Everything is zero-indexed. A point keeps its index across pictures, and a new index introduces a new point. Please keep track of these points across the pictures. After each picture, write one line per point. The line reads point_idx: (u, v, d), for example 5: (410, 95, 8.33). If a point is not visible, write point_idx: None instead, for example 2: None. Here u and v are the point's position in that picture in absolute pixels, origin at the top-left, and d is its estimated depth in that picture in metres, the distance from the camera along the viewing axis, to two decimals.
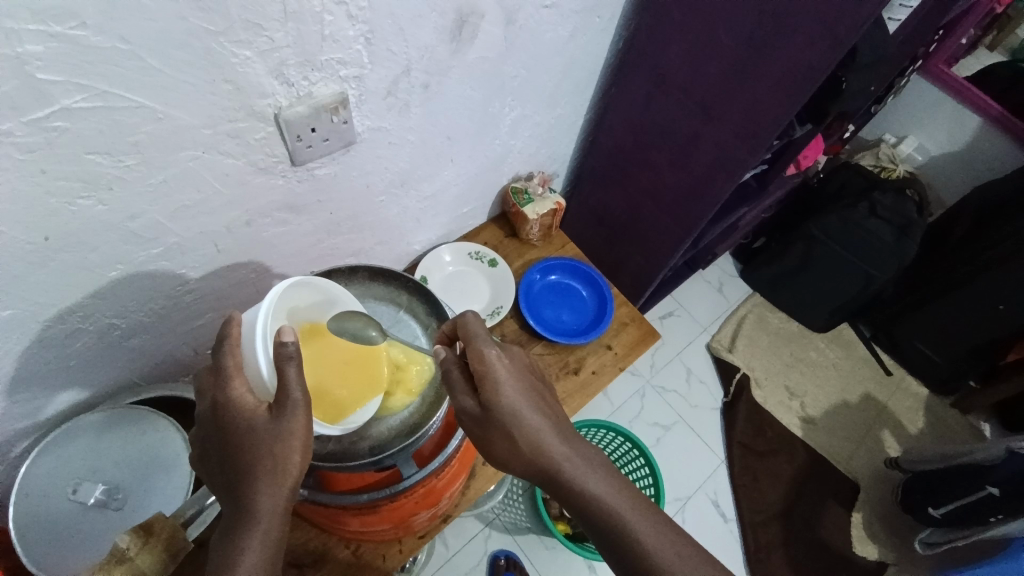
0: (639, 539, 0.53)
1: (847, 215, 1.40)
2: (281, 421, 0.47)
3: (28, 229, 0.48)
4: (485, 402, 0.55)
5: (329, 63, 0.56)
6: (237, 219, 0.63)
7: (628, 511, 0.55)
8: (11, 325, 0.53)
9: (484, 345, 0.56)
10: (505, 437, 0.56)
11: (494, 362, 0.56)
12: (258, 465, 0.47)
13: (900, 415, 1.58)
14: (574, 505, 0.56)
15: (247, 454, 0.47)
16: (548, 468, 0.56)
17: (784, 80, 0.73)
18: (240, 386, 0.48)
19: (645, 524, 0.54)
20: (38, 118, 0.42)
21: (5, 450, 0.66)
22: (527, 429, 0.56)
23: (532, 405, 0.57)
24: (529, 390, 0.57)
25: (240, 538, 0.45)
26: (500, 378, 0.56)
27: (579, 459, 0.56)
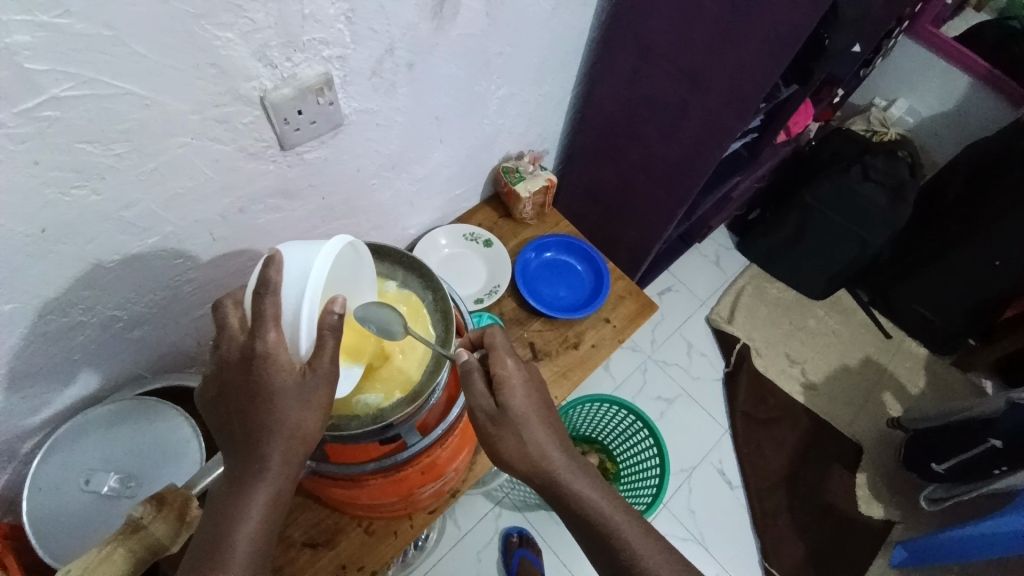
0: (633, 550, 0.55)
1: (842, 180, 1.40)
2: (305, 384, 0.48)
3: (24, 222, 0.48)
4: (501, 404, 0.57)
5: (312, 44, 0.56)
6: (230, 206, 0.64)
7: (623, 524, 0.57)
8: (14, 319, 0.54)
9: (503, 354, 0.59)
10: (515, 440, 0.58)
11: (512, 370, 0.58)
12: (271, 424, 0.49)
13: (900, 376, 1.60)
14: (571, 515, 0.58)
15: (263, 412, 0.48)
16: (552, 476, 0.58)
17: (770, 42, 0.73)
18: (274, 336, 0.47)
19: (639, 536, 0.56)
20: (28, 108, 0.42)
21: (15, 447, 0.67)
22: (532, 436, 0.58)
23: (539, 418, 0.59)
24: (540, 401, 0.60)
25: (254, 491, 0.49)
26: (516, 385, 0.58)
27: (579, 472, 0.59)
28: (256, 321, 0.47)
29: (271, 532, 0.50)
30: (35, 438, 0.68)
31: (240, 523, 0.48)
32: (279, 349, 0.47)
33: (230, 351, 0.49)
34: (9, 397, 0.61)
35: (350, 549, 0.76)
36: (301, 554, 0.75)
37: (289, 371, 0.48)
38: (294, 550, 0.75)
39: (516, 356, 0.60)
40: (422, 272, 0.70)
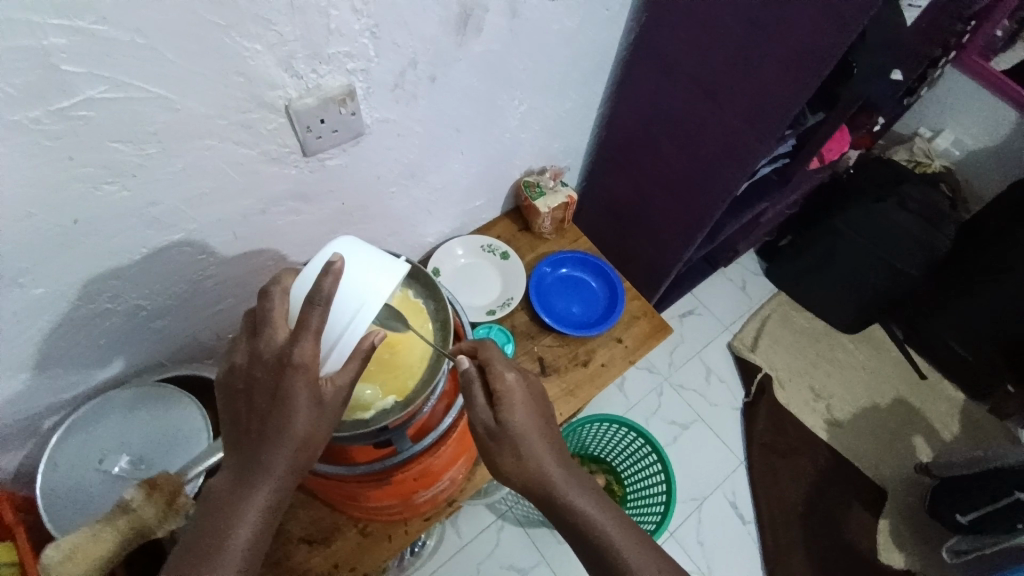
0: (629, 564, 0.55)
1: (873, 209, 1.36)
2: (321, 398, 0.49)
3: (58, 213, 0.52)
4: (500, 420, 0.58)
5: (337, 57, 0.58)
6: (252, 207, 0.67)
7: (623, 544, 0.56)
8: (44, 302, 0.58)
9: (505, 371, 0.58)
10: (512, 457, 0.58)
11: (513, 386, 0.58)
12: (279, 426, 0.49)
13: (933, 419, 1.52)
14: (573, 532, 0.58)
15: (275, 413, 0.48)
16: (556, 493, 0.58)
17: (793, 65, 0.73)
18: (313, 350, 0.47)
19: (638, 556, 0.55)
20: (64, 108, 0.45)
21: (39, 423, 0.71)
22: (529, 445, 0.58)
23: (536, 431, 0.59)
24: (538, 416, 0.60)
25: (254, 493, 0.49)
26: (516, 401, 0.58)
27: (576, 485, 0.59)
28: (297, 333, 0.47)
29: (265, 538, 0.50)
30: (57, 416, 0.72)
31: (236, 522, 0.48)
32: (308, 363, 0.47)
33: (268, 352, 0.49)
34: (36, 375, 0.65)
35: (345, 549, 0.77)
36: (298, 549, 0.77)
37: (309, 384, 0.48)
38: (291, 545, 0.77)
39: (517, 371, 0.60)
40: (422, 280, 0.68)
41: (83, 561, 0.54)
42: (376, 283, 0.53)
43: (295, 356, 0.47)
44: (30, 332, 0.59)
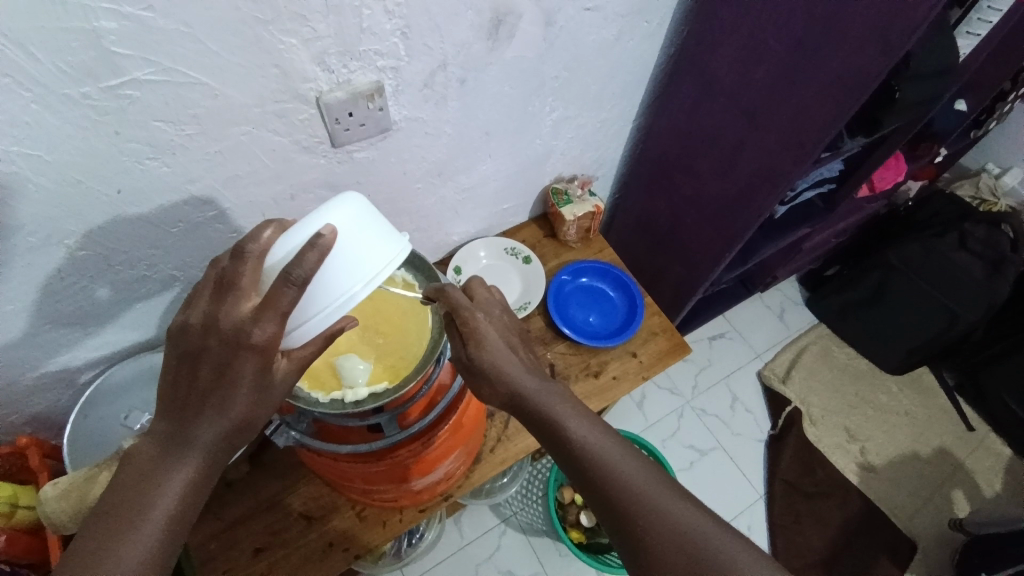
0: (621, 472, 0.54)
1: (933, 245, 1.32)
2: (267, 376, 0.50)
3: (105, 182, 0.57)
4: (470, 356, 0.59)
5: (368, 54, 0.61)
6: (282, 192, 0.71)
7: (618, 459, 0.55)
8: (88, 263, 0.63)
9: (473, 311, 0.59)
10: (492, 388, 0.59)
11: (480, 321, 0.59)
12: (218, 406, 0.49)
13: (975, 474, 1.41)
14: (568, 459, 0.56)
15: (217, 392, 0.49)
16: (546, 417, 0.58)
17: (837, 89, 0.71)
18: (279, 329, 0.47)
19: (633, 468, 0.54)
20: (112, 86, 0.50)
21: (76, 375, 0.77)
22: (511, 378, 0.59)
23: (516, 361, 0.60)
24: (508, 344, 0.61)
25: (183, 467, 0.49)
26: (486, 337, 0.59)
27: (573, 410, 0.58)
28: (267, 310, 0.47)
29: (189, 511, 0.50)
30: (92, 371, 0.78)
31: (158, 494, 0.48)
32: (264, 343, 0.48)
33: (224, 324, 0.47)
34: (78, 330, 0.71)
35: (340, 529, 0.80)
36: (296, 523, 0.80)
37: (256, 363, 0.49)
38: (291, 518, 0.80)
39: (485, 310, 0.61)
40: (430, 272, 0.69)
41: (75, 496, 0.61)
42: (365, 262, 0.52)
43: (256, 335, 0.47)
44: (73, 289, 0.65)
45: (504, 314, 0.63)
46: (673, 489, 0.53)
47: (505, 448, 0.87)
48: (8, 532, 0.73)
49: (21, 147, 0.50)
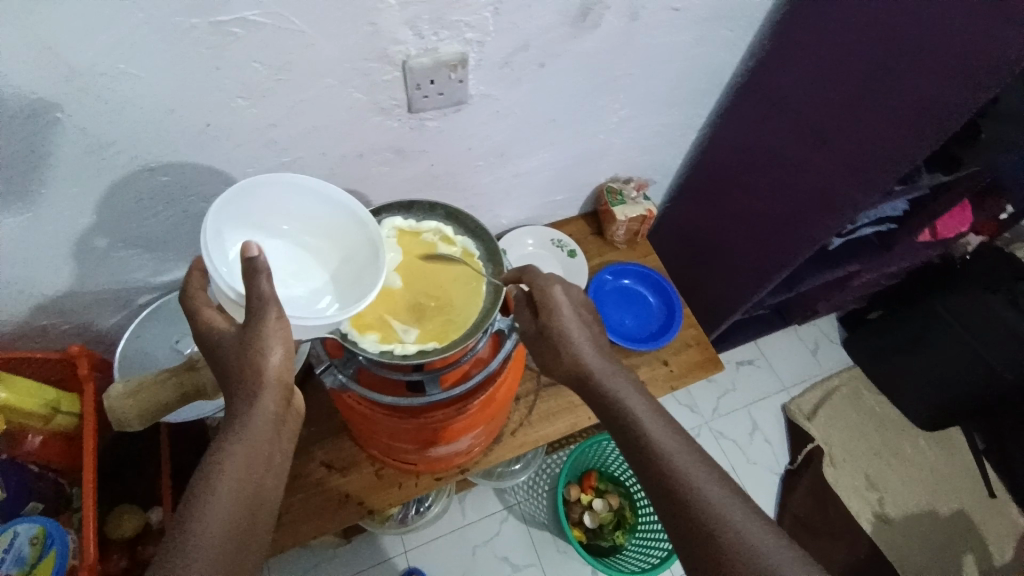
0: (665, 448, 0.55)
1: (982, 299, 1.26)
2: (268, 330, 0.51)
3: (195, 114, 0.60)
4: (543, 324, 0.65)
5: (458, 24, 0.63)
6: (352, 150, 0.73)
7: (676, 450, 0.55)
8: (166, 189, 0.67)
9: (549, 282, 0.65)
10: (557, 356, 0.64)
11: (557, 295, 0.65)
12: (246, 374, 0.51)
13: (989, 540, 1.36)
14: (627, 442, 0.58)
15: (241, 361, 0.51)
16: (612, 400, 0.60)
17: (918, 117, 0.69)
18: (270, 289, 0.50)
19: (691, 460, 0.54)
20: (221, 21, 0.53)
21: (133, 297, 0.81)
22: (574, 348, 0.64)
23: (583, 333, 0.64)
24: (579, 318, 0.65)
25: (231, 445, 0.50)
26: (558, 307, 0.65)
27: (631, 387, 0.61)
28: (248, 275, 0.50)
29: (246, 492, 0.49)
30: (148, 295, 0.81)
31: (212, 482, 0.48)
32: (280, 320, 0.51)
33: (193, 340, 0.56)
34: (144, 254, 0.74)
35: (358, 483, 0.82)
36: (316, 470, 0.82)
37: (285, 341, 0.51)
38: (312, 464, 0.83)
39: (561, 282, 0.66)
40: (487, 243, 0.71)
41: (142, 398, 0.67)
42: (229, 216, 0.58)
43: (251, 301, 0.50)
44: (148, 212, 0.68)
45: (581, 291, 0.67)
46: (712, 472, 0.53)
47: (524, 433, 0.88)
48: (42, 433, 0.75)
49: (126, 66, 0.53)
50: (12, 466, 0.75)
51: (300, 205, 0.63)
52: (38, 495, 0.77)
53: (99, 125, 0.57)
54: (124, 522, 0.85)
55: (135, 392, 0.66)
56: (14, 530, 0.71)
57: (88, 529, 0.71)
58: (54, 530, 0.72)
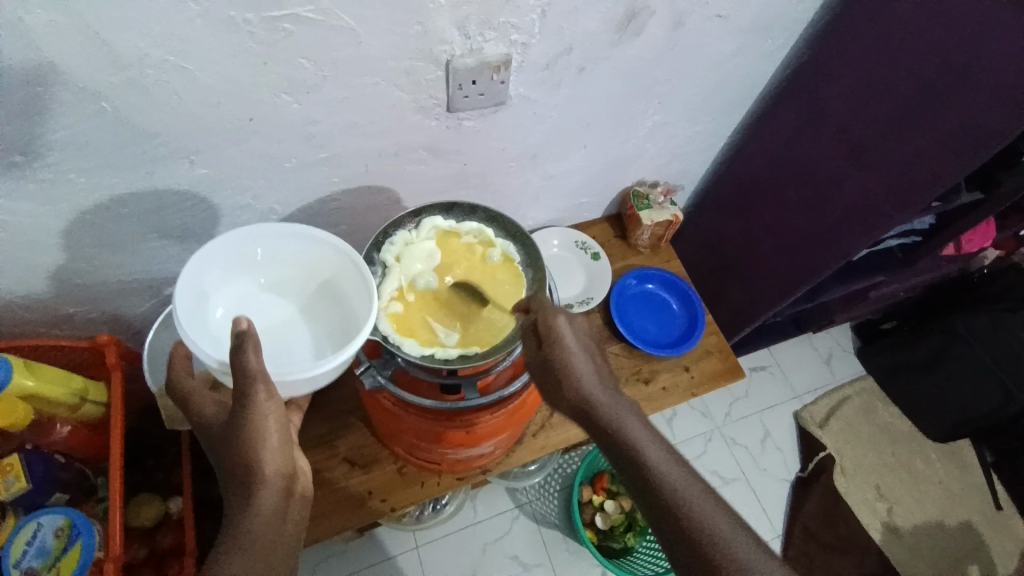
0: (689, 502, 0.53)
1: (1000, 319, 1.28)
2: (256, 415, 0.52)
3: (239, 108, 0.59)
4: (545, 358, 0.58)
5: (504, 26, 0.62)
6: (388, 147, 0.72)
7: (697, 499, 0.54)
8: (204, 182, 0.66)
9: (554, 312, 0.60)
10: (560, 390, 0.58)
11: (563, 327, 0.59)
12: (243, 464, 0.53)
13: (996, 554, 1.37)
14: (642, 489, 0.55)
15: (238, 453, 0.53)
16: (624, 443, 0.56)
17: (962, 142, 0.68)
18: (257, 364, 0.51)
19: (712, 508, 0.53)
20: (273, 17, 0.52)
21: (163, 287, 0.80)
22: (582, 386, 0.58)
23: (590, 367, 0.59)
24: (586, 353, 0.60)
25: (237, 538, 0.51)
26: (566, 343, 0.58)
27: (643, 428, 0.57)
28: (235, 351, 0.51)
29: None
30: (177, 286, 0.81)
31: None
32: (271, 399, 0.53)
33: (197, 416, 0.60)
34: (176, 245, 0.74)
35: (380, 479, 0.82)
36: (339, 466, 0.82)
37: (280, 418, 0.54)
38: (334, 460, 0.83)
39: (565, 312, 0.60)
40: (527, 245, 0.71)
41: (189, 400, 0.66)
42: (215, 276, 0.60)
43: (238, 379, 0.51)
44: (184, 204, 0.68)
45: (582, 321, 0.62)
46: (735, 524, 0.53)
47: (546, 435, 0.88)
48: (70, 423, 0.75)
49: (176, 58, 0.53)
50: (40, 455, 0.75)
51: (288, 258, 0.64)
52: (63, 486, 0.77)
53: (144, 116, 0.57)
54: (143, 510, 0.83)
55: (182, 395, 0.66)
56: (37, 522, 0.71)
57: (114, 518, 0.71)
58: (78, 522, 0.71)
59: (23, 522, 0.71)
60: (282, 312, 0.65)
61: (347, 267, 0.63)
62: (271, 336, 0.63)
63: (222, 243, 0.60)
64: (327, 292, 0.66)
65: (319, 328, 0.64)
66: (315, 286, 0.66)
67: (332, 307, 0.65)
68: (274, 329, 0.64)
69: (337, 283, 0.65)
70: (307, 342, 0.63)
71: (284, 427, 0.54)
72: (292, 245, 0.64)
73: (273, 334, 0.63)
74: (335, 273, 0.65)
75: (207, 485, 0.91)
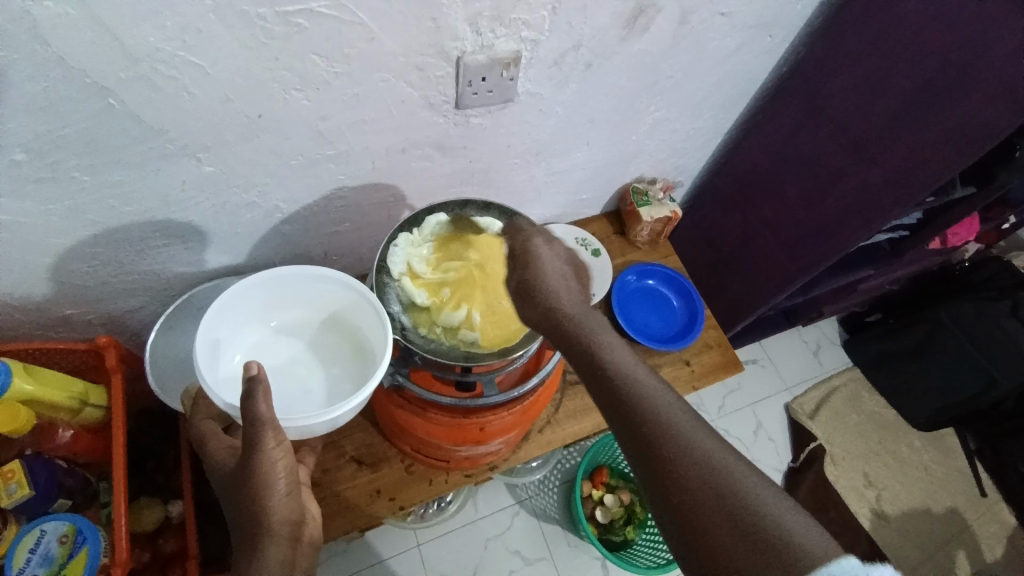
0: (648, 398, 0.50)
1: (984, 308, 1.34)
2: (270, 461, 0.52)
3: (249, 105, 0.59)
4: (521, 273, 0.60)
5: (516, 23, 0.62)
6: (396, 144, 0.72)
7: (661, 398, 0.51)
8: (210, 180, 0.65)
9: (533, 234, 0.63)
10: (533, 301, 0.59)
11: (538, 247, 0.62)
12: (255, 515, 0.52)
13: (982, 539, 1.42)
14: (605, 395, 0.52)
15: (248, 503, 0.52)
16: (590, 349, 0.54)
17: (955, 135, 0.72)
18: (267, 410, 0.51)
19: (678, 412, 0.50)
20: (287, 12, 0.51)
21: (163, 288, 0.79)
22: (550, 293, 0.58)
23: (561, 282, 0.59)
24: (559, 274, 0.60)
25: None
26: (540, 261, 0.60)
27: (611, 335, 0.56)
28: (246, 399, 0.51)
29: None
30: (175, 286, 0.79)
31: None
32: (279, 446, 0.52)
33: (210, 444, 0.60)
34: (178, 243, 0.72)
35: (389, 477, 0.82)
36: (346, 466, 0.82)
37: (288, 466, 0.53)
38: (342, 459, 0.82)
39: (543, 235, 0.63)
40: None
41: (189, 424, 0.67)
42: (224, 322, 0.64)
43: (247, 426, 0.51)
44: (189, 202, 0.67)
45: (567, 249, 0.64)
46: (700, 426, 0.49)
47: (553, 430, 0.89)
48: (72, 428, 0.74)
49: (187, 54, 0.52)
50: (40, 462, 0.73)
51: (297, 297, 0.69)
52: (67, 492, 0.76)
53: (152, 112, 0.55)
54: (145, 515, 0.81)
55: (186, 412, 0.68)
56: (41, 528, 0.70)
57: (120, 524, 0.70)
58: (83, 527, 0.70)
59: (26, 530, 0.69)
60: (298, 351, 0.70)
61: (360, 308, 0.67)
62: (288, 376, 0.68)
63: (235, 294, 0.64)
64: (340, 331, 0.71)
65: (333, 366, 0.70)
66: (326, 325, 0.71)
67: (345, 347, 0.70)
68: (291, 369, 0.69)
69: (349, 322, 0.70)
70: (323, 380, 0.69)
71: (292, 475, 0.53)
72: (306, 291, 0.69)
73: (289, 374, 0.68)
74: (347, 313, 0.70)
75: (208, 488, 0.89)
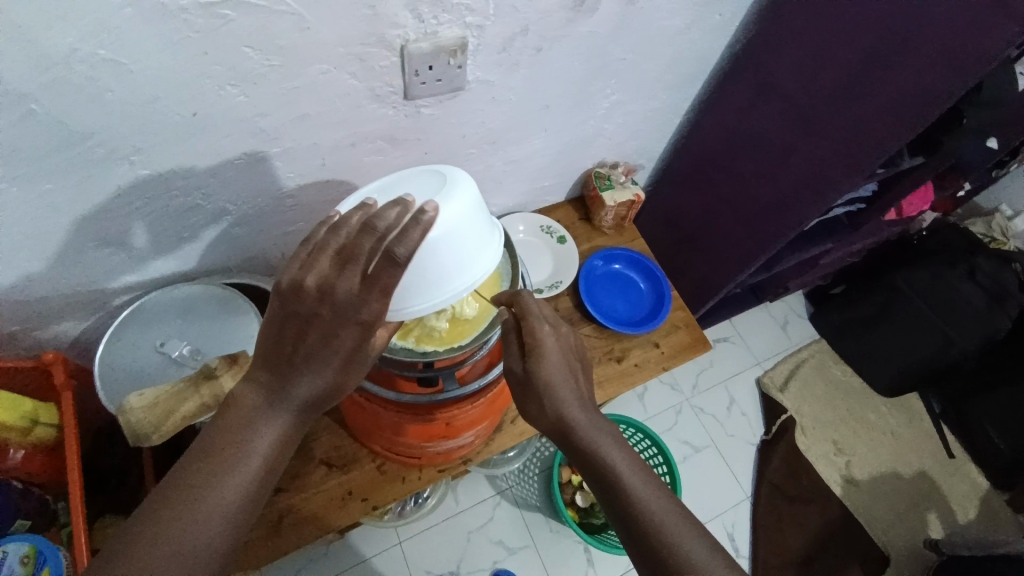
0: (650, 516, 0.54)
1: (941, 274, 1.38)
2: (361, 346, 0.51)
3: (181, 102, 0.56)
4: (528, 368, 0.60)
5: (458, 8, 0.61)
6: (345, 138, 0.69)
7: (674, 527, 0.54)
8: (147, 184, 0.62)
9: (538, 321, 0.61)
10: (541, 405, 0.60)
11: (545, 334, 0.61)
12: (313, 360, 0.50)
13: (951, 498, 1.48)
14: (611, 502, 0.57)
15: (315, 342, 0.49)
16: (600, 464, 0.58)
17: (898, 104, 0.73)
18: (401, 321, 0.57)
19: (692, 541, 0.53)
20: (211, 3, 0.49)
21: (107, 298, 0.75)
22: (556, 399, 0.60)
23: (566, 382, 0.60)
24: (570, 370, 0.61)
25: (277, 422, 0.51)
26: (548, 355, 0.60)
27: (610, 438, 0.59)
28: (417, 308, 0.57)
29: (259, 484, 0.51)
30: (126, 295, 0.76)
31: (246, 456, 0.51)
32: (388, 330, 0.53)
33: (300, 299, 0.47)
34: (120, 253, 0.69)
35: (359, 479, 0.81)
36: (316, 469, 0.81)
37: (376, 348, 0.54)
38: (312, 464, 0.81)
39: (550, 322, 0.62)
40: None
41: (163, 408, 0.68)
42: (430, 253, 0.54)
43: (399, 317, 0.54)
44: (127, 209, 0.64)
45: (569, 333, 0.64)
46: (703, 538, 0.53)
47: (524, 421, 0.88)
48: (24, 447, 0.72)
49: (108, 51, 0.49)
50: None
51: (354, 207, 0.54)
52: (24, 512, 0.72)
53: (76, 115, 0.52)
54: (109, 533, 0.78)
55: (155, 404, 0.67)
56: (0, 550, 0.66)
57: (80, 544, 0.67)
58: (45, 547, 0.68)
59: None
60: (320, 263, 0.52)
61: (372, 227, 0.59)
62: None
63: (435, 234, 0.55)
64: None
65: None
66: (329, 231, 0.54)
67: None
68: None
69: None
70: None
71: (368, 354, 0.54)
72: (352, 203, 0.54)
73: None
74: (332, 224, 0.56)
75: None
